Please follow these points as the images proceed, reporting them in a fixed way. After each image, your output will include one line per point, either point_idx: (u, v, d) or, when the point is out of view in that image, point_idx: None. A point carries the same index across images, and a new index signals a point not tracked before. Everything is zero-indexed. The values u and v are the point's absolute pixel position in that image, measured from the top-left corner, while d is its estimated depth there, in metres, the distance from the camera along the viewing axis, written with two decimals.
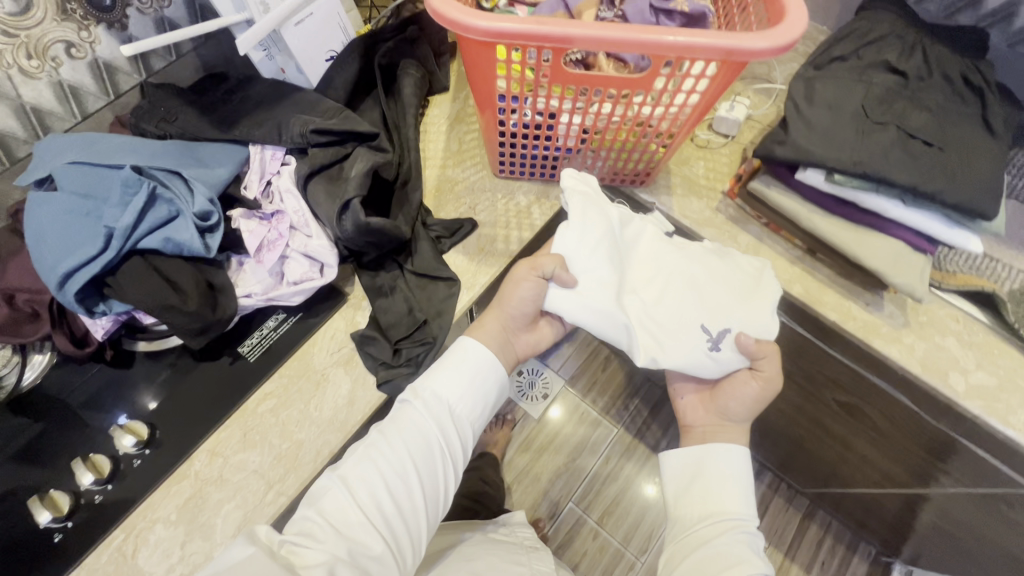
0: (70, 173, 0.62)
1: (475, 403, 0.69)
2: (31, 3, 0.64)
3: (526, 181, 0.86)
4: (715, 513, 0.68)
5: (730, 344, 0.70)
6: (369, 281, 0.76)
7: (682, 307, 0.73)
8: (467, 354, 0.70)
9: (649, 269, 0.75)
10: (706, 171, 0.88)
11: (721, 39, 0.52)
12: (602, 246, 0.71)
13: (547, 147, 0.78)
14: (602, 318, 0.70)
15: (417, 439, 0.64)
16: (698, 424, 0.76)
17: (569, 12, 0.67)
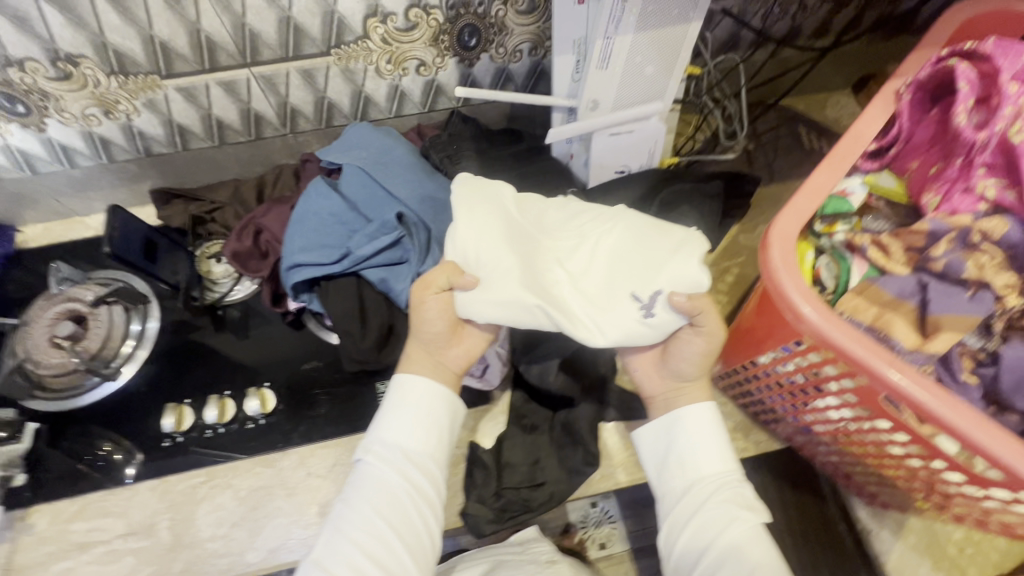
0: (354, 180, 0.67)
1: (424, 436, 0.59)
2: (417, 25, 0.69)
3: (738, 403, 0.72)
4: (702, 477, 0.58)
5: (665, 304, 0.57)
6: (519, 403, 0.72)
7: (608, 274, 0.60)
8: (410, 388, 0.61)
9: (566, 235, 0.63)
10: (963, 540, 0.65)
11: None
12: (495, 230, 0.59)
13: (784, 407, 0.63)
14: (520, 306, 0.57)
15: (384, 500, 0.56)
16: (656, 394, 0.64)
17: (920, 314, 0.51)
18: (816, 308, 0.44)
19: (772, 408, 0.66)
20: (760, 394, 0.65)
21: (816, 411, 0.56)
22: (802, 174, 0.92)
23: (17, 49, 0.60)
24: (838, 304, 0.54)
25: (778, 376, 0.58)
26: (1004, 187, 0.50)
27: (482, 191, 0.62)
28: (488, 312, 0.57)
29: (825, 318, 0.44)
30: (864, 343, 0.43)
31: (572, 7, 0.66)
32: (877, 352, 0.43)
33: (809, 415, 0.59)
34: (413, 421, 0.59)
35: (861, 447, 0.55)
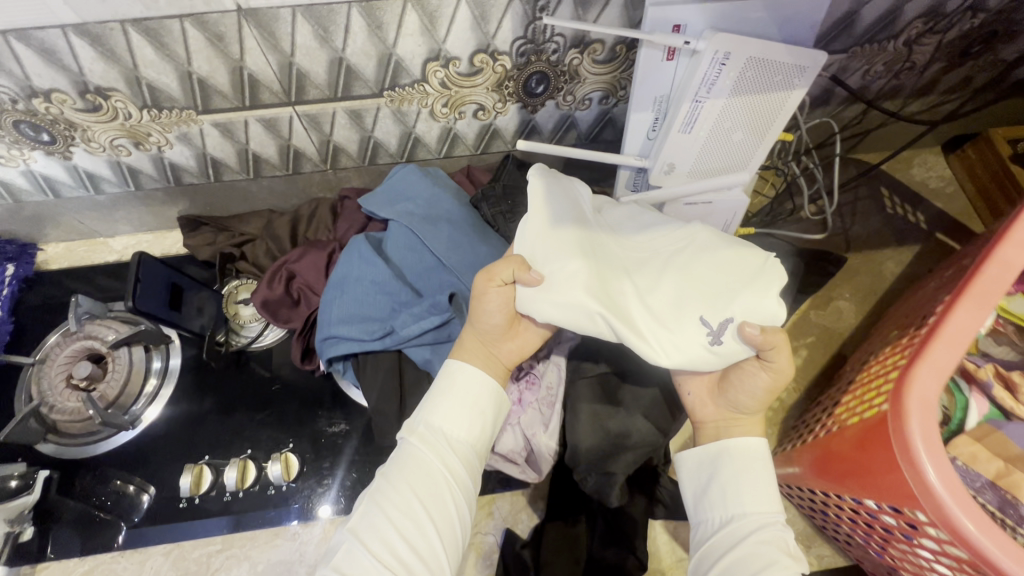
0: (402, 244, 0.62)
1: (468, 428, 0.52)
2: (481, 71, 0.61)
3: (798, 506, 0.66)
4: (744, 514, 0.50)
5: (733, 334, 0.50)
6: (560, 490, 0.66)
7: (680, 291, 0.52)
8: (460, 377, 0.53)
9: (639, 245, 0.56)
10: None
11: None
12: (568, 227, 0.52)
13: (860, 534, 0.55)
14: (582, 312, 0.49)
15: (425, 487, 0.48)
16: (709, 421, 0.55)
17: None
18: (955, 495, 0.38)
19: (843, 528, 0.59)
20: (831, 516, 0.59)
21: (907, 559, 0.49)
22: (883, 243, 0.83)
23: (42, 80, 0.54)
24: (951, 444, 0.47)
25: (864, 514, 0.51)
26: None
27: (565, 194, 0.56)
28: (546, 312, 0.50)
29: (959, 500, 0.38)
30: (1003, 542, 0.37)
31: (659, 63, 0.58)
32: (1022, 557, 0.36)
33: (894, 557, 0.51)
34: (461, 409, 0.52)
35: None
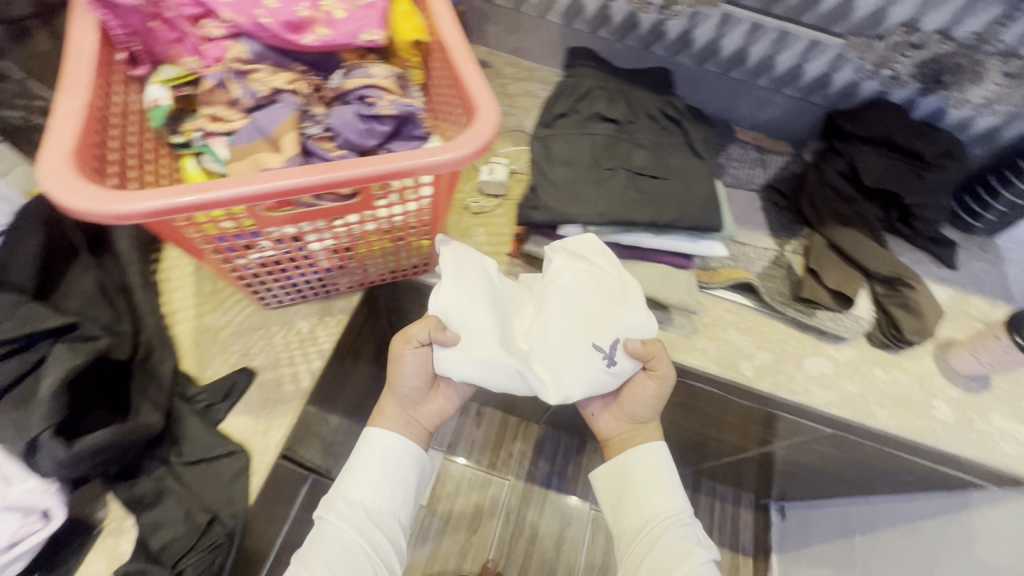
0: None
1: (386, 495, 0.73)
2: None
3: (304, 302, 0.79)
4: (653, 514, 0.73)
5: (621, 352, 0.72)
6: (127, 494, 0.63)
7: (565, 331, 0.71)
8: (375, 446, 0.75)
9: (527, 308, 0.74)
10: (488, 236, 0.89)
11: (405, 161, 0.52)
12: (482, 296, 0.69)
13: (309, 269, 0.70)
14: (506, 372, 0.68)
15: (338, 550, 0.67)
16: (614, 436, 0.80)
17: (267, 137, 0.59)
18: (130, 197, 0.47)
19: (311, 280, 0.74)
20: (274, 280, 0.71)
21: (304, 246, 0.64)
22: None
23: None
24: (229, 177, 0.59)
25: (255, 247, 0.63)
26: (220, 23, 0.60)
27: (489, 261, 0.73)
28: (468, 373, 0.68)
29: (162, 193, 0.48)
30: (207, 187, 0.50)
31: None
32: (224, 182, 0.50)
33: (311, 256, 0.67)
34: (377, 477, 0.73)
35: (353, 240, 0.65)
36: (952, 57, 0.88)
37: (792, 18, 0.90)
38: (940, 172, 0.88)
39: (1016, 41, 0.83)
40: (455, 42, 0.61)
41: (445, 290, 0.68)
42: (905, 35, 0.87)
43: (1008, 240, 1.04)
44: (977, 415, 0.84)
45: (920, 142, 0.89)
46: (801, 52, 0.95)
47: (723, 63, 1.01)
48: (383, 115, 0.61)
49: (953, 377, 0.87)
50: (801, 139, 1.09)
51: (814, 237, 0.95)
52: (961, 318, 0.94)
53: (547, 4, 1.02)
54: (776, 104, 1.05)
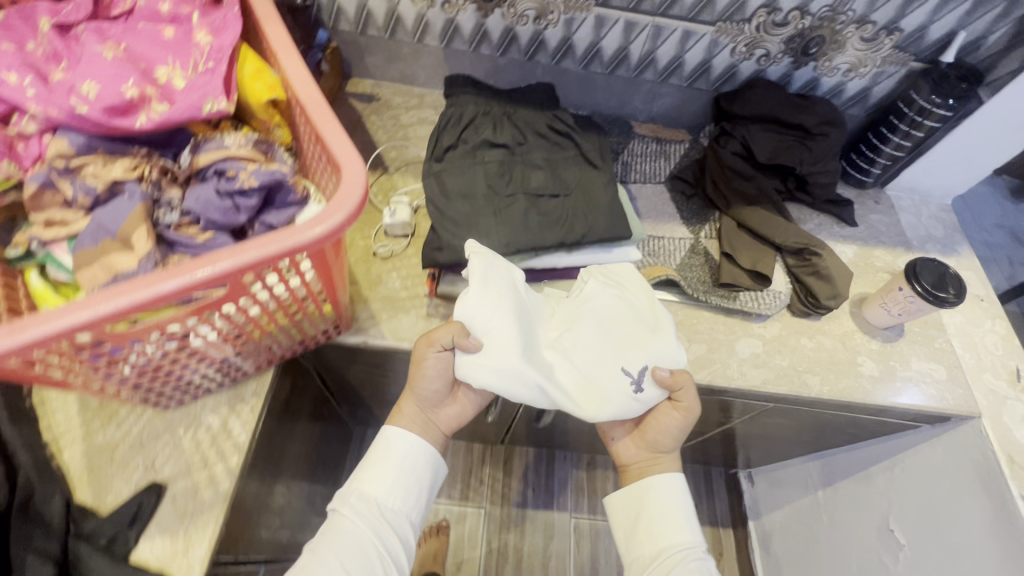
0: None
1: (404, 494, 0.71)
2: None
3: (210, 394, 0.72)
4: (666, 545, 0.70)
5: (649, 381, 0.70)
6: None
7: (595, 350, 0.71)
8: (393, 443, 0.73)
9: (556, 321, 0.73)
10: (403, 280, 0.85)
11: (276, 243, 0.47)
12: (510, 302, 0.67)
13: (204, 363, 0.63)
14: (529, 387, 0.66)
15: (352, 547, 0.65)
16: (632, 462, 0.77)
17: (111, 233, 0.53)
18: None
19: (212, 372, 0.67)
20: (173, 384, 0.64)
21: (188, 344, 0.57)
22: None
23: None
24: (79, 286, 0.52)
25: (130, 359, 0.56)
26: (32, 118, 0.53)
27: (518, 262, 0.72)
28: (493, 384, 0.65)
29: (5, 335, 0.42)
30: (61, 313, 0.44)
31: None
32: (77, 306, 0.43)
33: (201, 351, 0.60)
34: (395, 476, 0.71)
35: (246, 324, 0.59)
36: (813, 29, 0.91)
37: (662, 13, 0.91)
38: (823, 141, 0.92)
39: (866, 8, 0.87)
40: (313, 99, 0.57)
41: (473, 297, 0.65)
42: (769, 15, 0.90)
43: (897, 189, 1.10)
44: (899, 362, 0.89)
45: (801, 115, 0.92)
46: (678, 43, 0.96)
47: (607, 63, 1.01)
48: (247, 188, 0.56)
49: (872, 330, 0.92)
50: (696, 124, 1.11)
51: (723, 220, 0.96)
52: (869, 271, 0.99)
53: (422, 28, 0.98)
54: (667, 94, 1.06)
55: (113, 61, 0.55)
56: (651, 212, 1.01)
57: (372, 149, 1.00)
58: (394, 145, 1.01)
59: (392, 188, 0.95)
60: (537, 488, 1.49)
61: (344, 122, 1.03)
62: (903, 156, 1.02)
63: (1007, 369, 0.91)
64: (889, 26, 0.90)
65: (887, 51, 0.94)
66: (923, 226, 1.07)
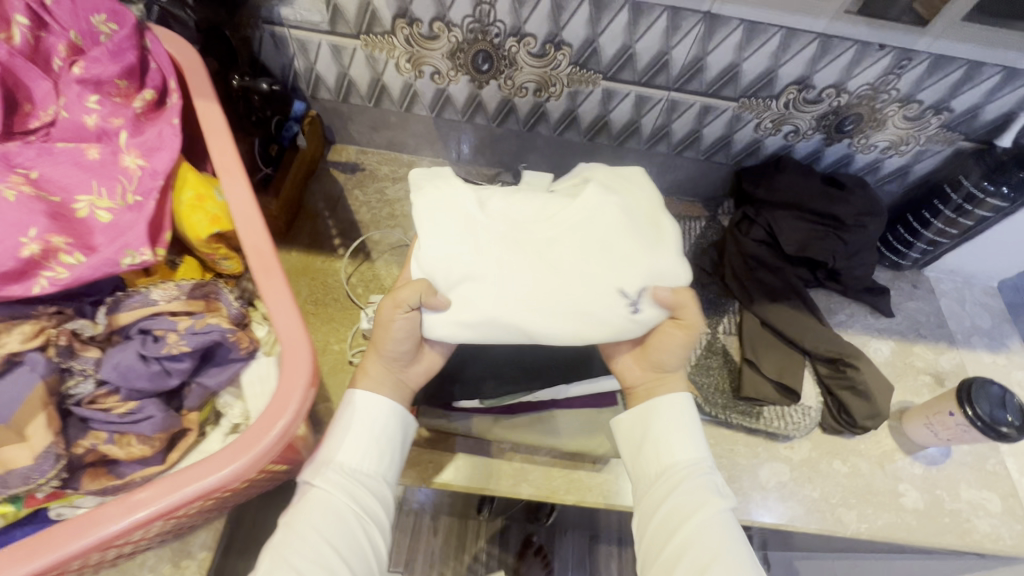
0: None
1: (374, 455, 0.59)
2: None
3: (149, 551, 0.61)
4: (675, 462, 0.61)
5: (648, 300, 0.59)
6: None
7: (585, 263, 0.58)
8: (362, 409, 0.60)
9: (539, 228, 0.59)
10: None
11: (231, 458, 0.44)
12: (467, 231, 0.58)
13: (154, 538, 0.57)
14: (505, 326, 0.57)
15: (330, 511, 0.54)
16: (638, 384, 0.65)
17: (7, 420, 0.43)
18: None
19: (160, 537, 0.58)
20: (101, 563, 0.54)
21: (143, 540, 0.53)
22: None
23: None
24: None
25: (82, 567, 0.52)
26: None
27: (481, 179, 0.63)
28: (470, 332, 0.58)
29: None
30: (74, 531, 0.42)
31: None
32: (56, 543, 0.42)
33: (156, 536, 0.55)
34: (366, 438, 0.59)
35: (208, 508, 0.56)
36: (850, 107, 0.81)
37: (678, 88, 0.81)
38: (860, 233, 0.82)
39: (912, 87, 0.76)
40: (256, 248, 0.50)
41: (431, 242, 0.57)
42: (799, 92, 0.79)
43: (937, 270, 0.99)
44: (946, 491, 0.78)
45: (836, 205, 0.81)
46: (695, 117, 0.85)
47: (616, 135, 0.91)
48: (176, 352, 0.47)
49: (913, 449, 0.81)
50: (713, 196, 1.00)
51: (745, 316, 0.85)
52: (908, 373, 0.88)
53: (410, 98, 0.88)
54: (681, 166, 0.95)
55: (15, 203, 0.45)
56: None
57: (354, 230, 0.90)
58: (378, 224, 0.91)
59: (373, 278, 0.85)
60: (535, 566, 1.38)
61: (324, 197, 0.93)
62: (946, 242, 0.90)
63: None
64: (937, 106, 0.79)
65: (933, 130, 0.83)
66: (967, 315, 0.96)
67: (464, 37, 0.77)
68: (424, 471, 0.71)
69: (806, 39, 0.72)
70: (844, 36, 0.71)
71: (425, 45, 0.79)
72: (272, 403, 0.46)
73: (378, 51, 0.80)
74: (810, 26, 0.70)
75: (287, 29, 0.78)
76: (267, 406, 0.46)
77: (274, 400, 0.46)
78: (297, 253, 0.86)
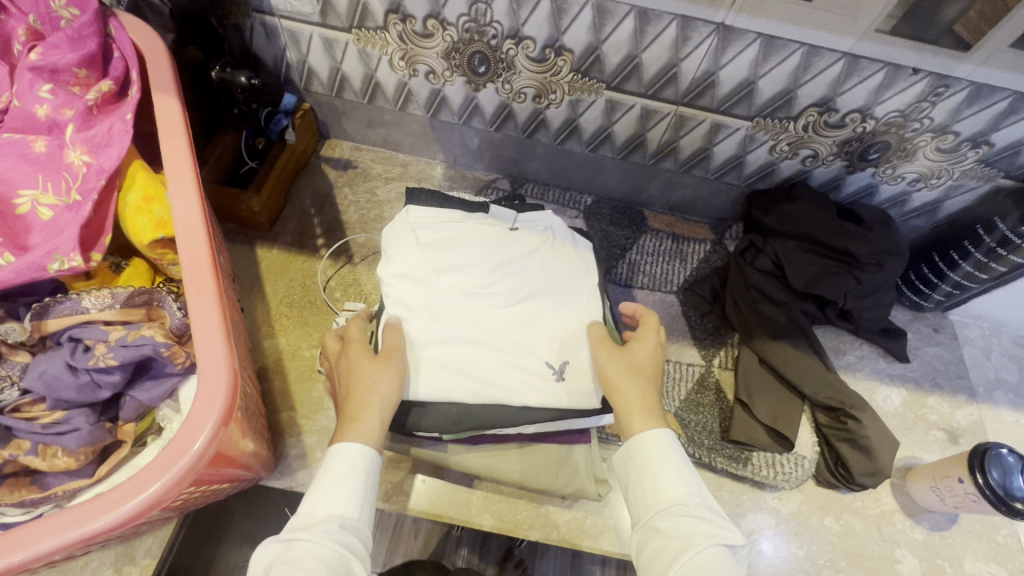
0: None
1: (361, 509, 0.52)
2: None
3: (90, 554, 0.60)
4: (661, 502, 0.52)
5: (574, 369, 0.62)
6: None
7: (518, 324, 0.63)
8: (348, 458, 0.53)
9: (482, 280, 0.64)
10: None
11: (149, 478, 0.41)
12: (418, 277, 0.63)
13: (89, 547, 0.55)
14: (438, 381, 0.60)
15: (323, 572, 0.45)
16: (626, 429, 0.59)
17: None
18: None
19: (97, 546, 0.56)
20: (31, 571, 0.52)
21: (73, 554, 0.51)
22: None
23: None
24: None
25: None
26: None
27: (440, 237, 0.66)
28: (433, 394, 0.60)
29: None
30: None
31: None
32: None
33: (89, 549, 0.53)
34: (357, 489, 0.52)
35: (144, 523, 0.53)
36: (876, 134, 0.74)
37: (687, 103, 0.75)
38: (875, 273, 0.75)
39: (947, 117, 0.69)
40: (192, 257, 0.47)
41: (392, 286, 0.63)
42: (821, 115, 0.73)
43: (962, 315, 0.91)
44: (948, 562, 0.71)
45: (851, 242, 0.75)
46: (705, 135, 0.79)
47: (620, 148, 0.85)
48: (104, 366, 0.44)
49: (916, 512, 0.74)
50: (722, 218, 0.94)
51: (743, 352, 0.80)
52: (918, 427, 0.81)
53: (404, 97, 0.84)
54: (689, 185, 0.89)
55: None
56: (658, 328, 0.85)
57: (338, 230, 0.87)
58: (365, 227, 0.88)
59: (353, 283, 0.82)
60: None
61: (312, 194, 0.90)
62: (975, 287, 0.83)
63: None
64: (975, 139, 0.71)
65: (969, 165, 0.75)
66: (992, 366, 0.88)
67: (460, 37, 0.73)
68: (383, 493, 0.68)
69: (830, 58, 0.65)
70: (873, 57, 0.64)
71: (419, 43, 0.75)
72: (193, 413, 0.42)
73: (371, 46, 0.77)
74: (834, 44, 0.63)
75: (277, 19, 0.75)
76: (189, 416, 0.42)
77: (197, 407, 0.43)
78: (278, 251, 0.83)
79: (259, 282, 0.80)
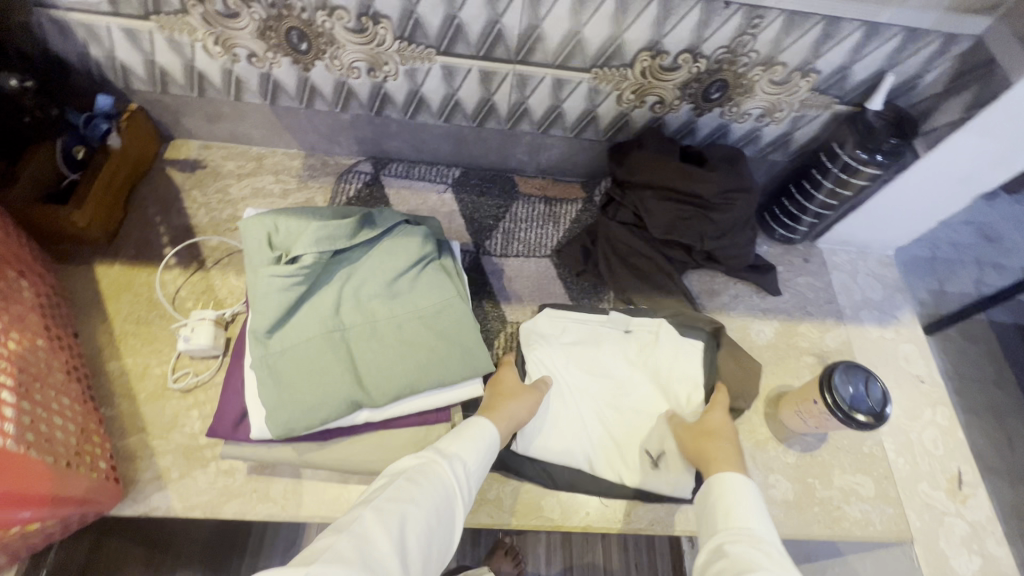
0: None
1: (480, 472, 0.57)
2: None
3: None
4: (733, 527, 0.54)
5: (674, 461, 0.69)
6: None
7: (623, 411, 0.72)
8: (480, 427, 0.59)
9: (604, 369, 0.74)
10: (206, 421, 0.69)
11: None
12: (549, 355, 0.73)
13: None
14: (567, 454, 0.68)
15: (436, 506, 0.51)
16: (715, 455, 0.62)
17: None
18: None
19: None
20: None
21: None
22: None
23: None
24: None
25: None
26: None
27: (578, 332, 0.75)
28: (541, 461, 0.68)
29: None
30: None
31: None
32: None
33: None
34: (484, 453, 0.57)
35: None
36: (711, 73, 0.74)
37: (521, 60, 0.72)
38: (725, 211, 0.76)
39: (771, 48, 0.69)
40: None
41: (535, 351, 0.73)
42: (654, 59, 0.72)
43: (830, 242, 0.94)
44: (818, 479, 0.75)
45: (695, 183, 0.75)
46: (550, 93, 0.78)
47: (472, 115, 0.82)
48: None
49: (788, 437, 0.77)
50: (593, 175, 0.94)
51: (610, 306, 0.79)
52: (791, 355, 0.84)
53: (235, 86, 0.79)
54: (552, 146, 0.88)
55: None
56: (530, 292, 0.83)
57: (189, 237, 0.82)
58: (218, 228, 0.83)
59: (206, 290, 0.77)
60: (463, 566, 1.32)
61: (157, 201, 0.84)
62: (831, 213, 0.85)
63: (946, 475, 0.78)
64: (803, 68, 0.72)
65: (804, 94, 0.76)
66: (858, 287, 0.92)
67: (269, 14, 0.68)
68: (246, 503, 0.65)
69: None
70: None
71: (228, 24, 0.69)
72: None
73: (178, 34, 0.71)
74: None
75: (64, 12, 0.68)
76: None
77: None
78: (119, 267, 0.78)
79: (100, 302, 0.75)
